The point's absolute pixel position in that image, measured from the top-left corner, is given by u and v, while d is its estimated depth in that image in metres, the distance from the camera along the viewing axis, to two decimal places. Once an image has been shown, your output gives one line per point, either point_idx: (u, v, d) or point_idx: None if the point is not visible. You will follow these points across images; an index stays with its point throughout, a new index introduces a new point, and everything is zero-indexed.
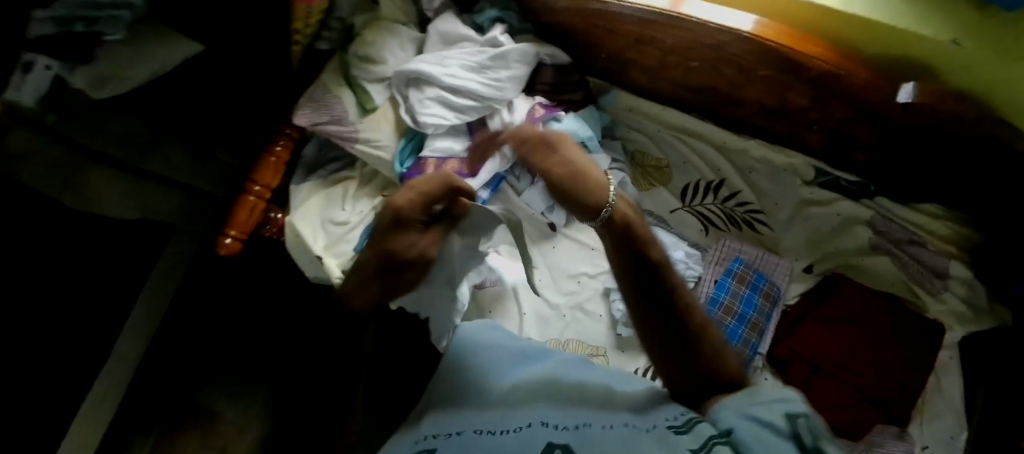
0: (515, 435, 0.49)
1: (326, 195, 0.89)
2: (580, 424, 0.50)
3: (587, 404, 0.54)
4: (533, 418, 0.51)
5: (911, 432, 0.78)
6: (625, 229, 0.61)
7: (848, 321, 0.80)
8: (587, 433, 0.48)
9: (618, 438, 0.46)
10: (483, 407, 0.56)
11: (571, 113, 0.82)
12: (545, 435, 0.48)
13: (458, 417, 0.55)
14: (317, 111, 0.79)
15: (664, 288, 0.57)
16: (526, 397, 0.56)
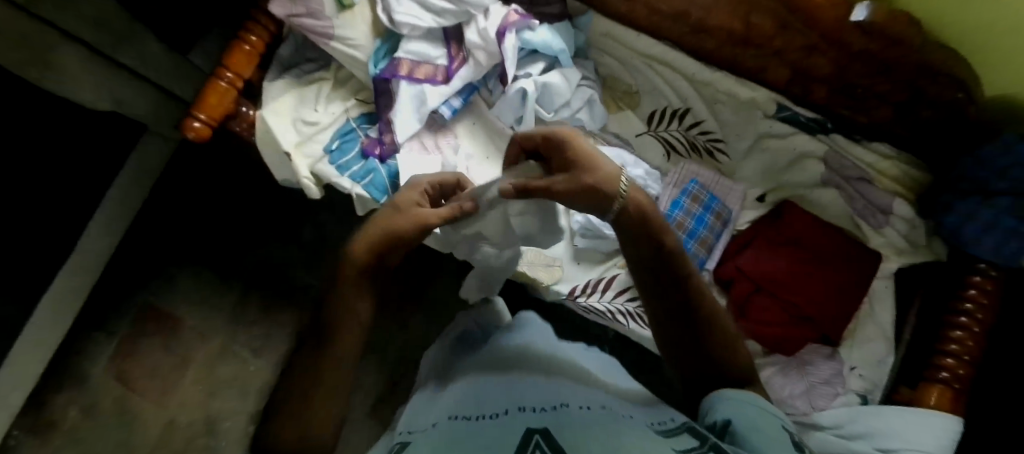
0: (491, 420, 0.45)
1: (298, 95, 0.90)
2: (560, 405, 0.47)
3: (568, 389, 0.51)
4: (509, 405, 0.47)
5: (841, 354, 0.84)
6: (638, 212, 0.57)
7: (793, 245, 0.83)
8: (566, 412, 0.44)
9: (598, 418, 0.43)
10: (469, 397, 0.52)
11: (546, 25, 0.83)
12: (520, 417, 0.44)
13: (447, 405, 0.52)
14: (290, 1, 0.80)
15: (674, 275, 0.56)
16: (512, 383, 0.53)
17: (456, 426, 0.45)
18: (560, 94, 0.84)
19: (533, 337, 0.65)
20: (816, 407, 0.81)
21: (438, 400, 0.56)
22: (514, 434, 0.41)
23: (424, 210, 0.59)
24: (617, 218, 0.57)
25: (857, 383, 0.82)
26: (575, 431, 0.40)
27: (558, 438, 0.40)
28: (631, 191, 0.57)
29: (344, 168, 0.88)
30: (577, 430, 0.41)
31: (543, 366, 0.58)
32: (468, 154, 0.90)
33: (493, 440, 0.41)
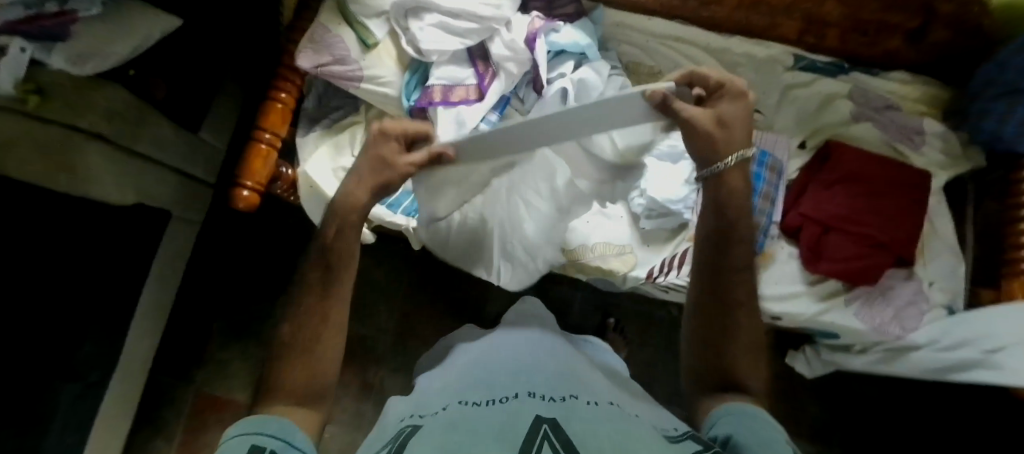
0: (502, 405, 0.43)
1: (333, 144, 0.89)
2: (570, 395, 0.45)
3: (579, 383, 0.49)
4: (518, 390, 0.46)
5: (917, 273, 0.86)
6: (724, 197, 0.60)
7: (849, 181, 0.85)
8: (573, 406, 0.43)
9: (606, 416, 0.42)
10: (480, 382, 0.50)
11: (569, 25, 0.86)
12: (530, 404, 0.43)
13: (455, 391, 0.49)
14: (318, 51, 0.81)
15: (722, 267, 0.58)
16: (530, 368, 0.51)
17: (467, 411, 0.43)
18: (596, 89, 0.85)
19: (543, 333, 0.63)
20: (911, 329, 0.83)
21: (440, 387, 0.52)
22: (523, 419, 0.40)
23: (409, 158, 0.58)
24: (722, 179, 0.59)
25: (939, 295, 0.85)
26: (583, 425, 0.40)
27: (564, 430, 0.39)
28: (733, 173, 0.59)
29: (395, 205, 0.87)
30: (586, 423, 0.40)
31: (552, 353, 0.56)
32: None
33: (501, 428, 0.40)
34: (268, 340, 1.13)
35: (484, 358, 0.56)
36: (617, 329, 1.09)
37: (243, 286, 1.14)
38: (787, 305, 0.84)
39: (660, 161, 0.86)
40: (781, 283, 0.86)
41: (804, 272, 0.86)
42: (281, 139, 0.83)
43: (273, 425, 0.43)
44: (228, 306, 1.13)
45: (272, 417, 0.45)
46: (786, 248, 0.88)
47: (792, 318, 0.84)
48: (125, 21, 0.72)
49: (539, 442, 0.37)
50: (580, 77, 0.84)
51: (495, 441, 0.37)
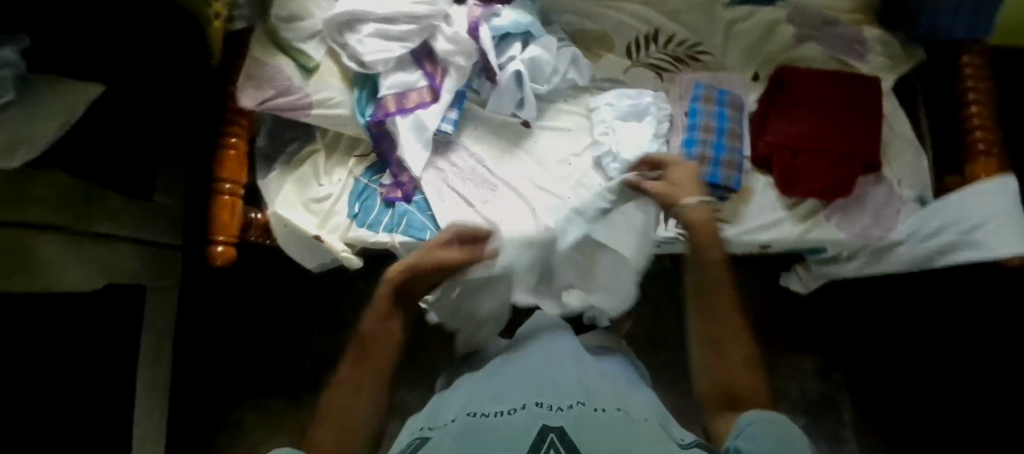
0: (510, 417, 0.45)
1: (297, 178, 0.86)
2: (576, 403, 0.47)
3: (589, 385, 0.51)
4: (525, 399, 0.47)
5: (885, 175, 0.89)
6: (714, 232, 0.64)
7: (806, 101, 0.88)
8: (582, 416, 0.45)
9: (615, 428, 0.44)
10: (488, 393, 0.50)
11: (507, 8, 0.85)
12: (539, 415, 0.44)
13: (463, 401, 0.51)
14: (258, 88, 0.78)
15: (712, 297, 0.56)
16: (543, 370, 0.53)
17: (474, 429, 0.44)
18: (547, 65, 0.85)
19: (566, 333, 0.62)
20: (890, 228, 0.88)
21: (452, 397, 0.54)
22: (527, 436, 0.42)
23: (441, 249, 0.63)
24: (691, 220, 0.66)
25: (909, 191, 0.89)
26: (587, 441, 0.41)
27: (571, 448, 0.40)
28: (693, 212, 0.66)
29: (376, 224, 0.86)
30: (594, 438, 0.42)
31: (569, 352, 0.57)
32: (480, 156, 0.90)
33: (504, 446, 0.41)
34: (277, 387, 1.11)
35: (495, 367, 0.57)
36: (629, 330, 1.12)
37: (238, 340, 1.11)
38: (773, 231, 0.87)
39: (625, 121, 0.87)
40: (764, 213, 0.88)
41: (781, 197, 0.89)
42: (243, 185, 0.80)
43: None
44: (228, 364, 1.10)
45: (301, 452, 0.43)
46: (761, 179, 0.90)
47: (781, 243, 0.87)
48: (46, 104, 0.60)
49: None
50: (531, 56, 0.84)
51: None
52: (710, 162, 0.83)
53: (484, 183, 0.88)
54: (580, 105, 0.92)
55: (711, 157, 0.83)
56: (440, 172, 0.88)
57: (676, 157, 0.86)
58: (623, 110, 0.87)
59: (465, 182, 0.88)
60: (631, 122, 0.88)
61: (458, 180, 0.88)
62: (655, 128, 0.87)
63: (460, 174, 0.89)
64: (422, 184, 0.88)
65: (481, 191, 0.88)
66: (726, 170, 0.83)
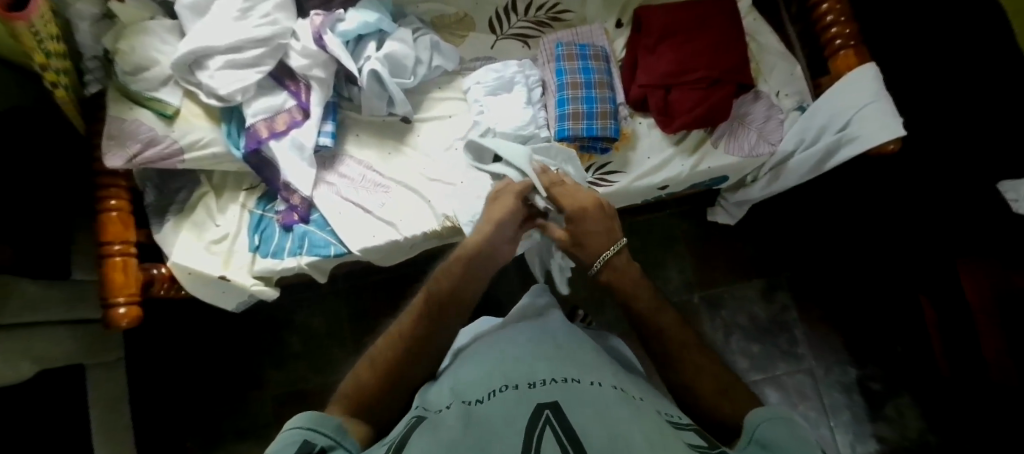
0: (501, 396, 0.46)
1: (192, 224, 0.86)
2: (572, 379, 0.48)
3: (582, 365, 0.52)
4: (518, 378, 0.48)
5: (762, 91, 0.91)
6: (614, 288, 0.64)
7: (666, 37, 0.89)
8: (570, 389, 0.46)
9: (604, 400, 0.44)
10: (478, 379, 0.51)
11: (352, 9, 0.86)
12: (530, 392, 0.45)
13: (455, 388, 0.51)
14: (123, 146, 0.76)
15: (653, 337, 0.58)
16: (543, 352, 0.54)
17: (469, 414, 0.44)
18: (409, 57, 0.86)
19: (556, 321, 0.65)
20: (778, 140, 0.88)
21: (441, 383, 0.54)
22: (524, 408, 0.42)
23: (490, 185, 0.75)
24: (613, 273, 0.65)
25: (788, 102, 0.90)
26: (585, 407, 0.42)
27: (568, 414, 0.41)
28: (609, 275, 0.65)
29: (280, 250, 0.86)
30: (586, 408, 0.42)
31: (565, 335, 0.60)
32: (368, 163, 0.90)
33: (503, 421, 0.41)
34: (242, 430, 1.11)
35: (488, 350, 0.57)
36: (589, 321, 1.02)
37: (196, 394, 1.12)
38: (667, 169, 0.88)
39: (496, 94, 0.89)
40: (654, 152, 0.89)
41: (665, 137, 0.90)
42: (133, 243, 0.80)
43: (330, 424, 0.44)
44: (191, 419, 1.11)
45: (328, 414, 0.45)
46: (642, 120, 0.92)
47: (677, 180, 0.88)
48: None
49: (542, 427, 0.39)
50: (387, 54, 0.85)
51: (502, 438, 0.39)
52: (584, 116, 0.86)
53: (377, 187, 0.89)
54: (455, 91, 0.94)
55: (584, 112, 0.86)
56: (332, 184, 0.89)
57: (552, 116, 0.89)
58: (491, 84, 0.89)
59: (360, 190, 0.88)
60: (502, 96, 0.90)
61: (349, 190, 0.88)
62: (527, 96, 0.90)
63: (352, 184, 0.89)
64: (314, 202, 0.87)
65: (375, 194, 0.88)
66: (602, 120, 0.86)
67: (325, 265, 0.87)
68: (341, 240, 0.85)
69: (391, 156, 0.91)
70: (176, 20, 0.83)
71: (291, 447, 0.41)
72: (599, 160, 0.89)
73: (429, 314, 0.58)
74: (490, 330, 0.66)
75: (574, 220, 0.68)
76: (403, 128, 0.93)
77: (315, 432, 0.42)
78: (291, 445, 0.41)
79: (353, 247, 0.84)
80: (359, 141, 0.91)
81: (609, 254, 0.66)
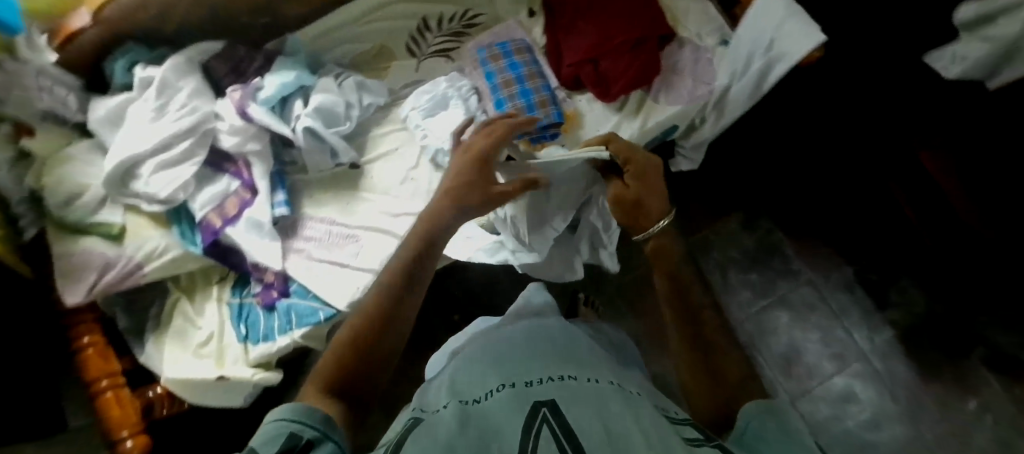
0: (500, 395, 0.45)
1: (173, 335, 0.83)
2: (567, 376, 0.48)
3: (580, 364, 0.51)
4: (514, 377, 0.48)
5: (684, 37, 0.94)
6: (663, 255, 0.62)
7: (581, 12, 0.91)
8: (569, 386, 0.45)
9: (601, 395, 0.44)
10: (473, 379, 0.50)
11: (268, 74, 0.85)
12: (528, 391, 0.45)
13: (452, 386, 0.50)
14: (78, 281, 0.74)
15: None
16: (539, 354, 0.53)
17: (467, 411, 0.43)
18: (338, 104, 0.85)
19: (551, 321, 0.64)
20: (712, 78, 0.90)
21: (437, 386, 0.52)
22: (522, 407, 0.42)
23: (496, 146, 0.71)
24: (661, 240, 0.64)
25: (711, 39, 0.92)
26: (583, 402, 0.41)
27: (564, 411, 0.40)
28: (655, 241, 0.64)
29: (269, 331, 0.83)
30: (582, 401, 0.41)
31: (552, 335, 0.60)
32: (331, 218, 0.89)
33: (502, 419, 0.40)
34: None
35: (481, 352, 0.56)
36: (591, 301, 1.03)
37: None
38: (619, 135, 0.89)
39: (434, 114, 0.89)
40: (601, 124, 0.90)
41: (607, 106, 0.91)
42: (121, 372, 0.77)
43: (318, 413, 0.36)
44: None
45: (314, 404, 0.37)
46: (581, 98, 0.93)
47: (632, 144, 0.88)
48: None
49: (540, 423, 0.38)
50: (316, 107, 0.84)
51: (501, 437, 0.38)
52: (524, 110, 0.87)
53: (347, 238, 0.87)
54: (394, 123, 0.93)
55: (523, 106, 0.86)
56: (301, 250, 0.87)
57: (494, 119, 0.89)
58: (427, 105, 0.89)
59: (331, 246, 0.87)
60: (441, 114, 0.89)
61: (321, 250, 0.87)
62: (465, 107, 0.89)
63: (321, 244, 0.87)
64: (289, 273, 0.85)
65: (347, 246, 0.87)
66: (543, 109, 0.86)
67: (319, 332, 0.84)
68: (326, 302, 0.83)
69: (351, 204, 0.90)
70: (94, 137, 0.80)
71: (274, 444, 0.34)
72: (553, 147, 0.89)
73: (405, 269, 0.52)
74: (482, 333, 0.65)
75: (638, 178, 0.67)
76: (355, 174, 0.91)
77: (302, 423, 0.35)
78: (277, 440, 0.34)
79: (341, 305, 0.83)
80: (316, 199, 0.90)
81: (662, 223, 0.65)
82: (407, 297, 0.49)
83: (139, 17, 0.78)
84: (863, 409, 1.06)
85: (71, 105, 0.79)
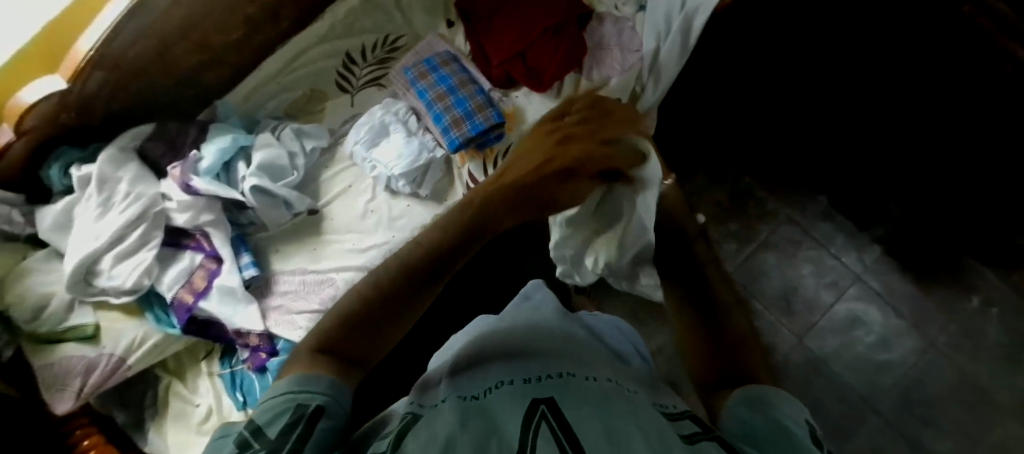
0: (498, 394, 0.39)
1: (173, 418, 0.82)
2: (567, 373, 0.42)
3: (575, 359, 0.47)
4: (513, 376, 0.41)
5: (601, 12, 0.93)
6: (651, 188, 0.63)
7: (496, 12, 0.92)
8: (570, 382, 0.40)
9: (602, 391, 0.39)
10: (470, 379, 0.43)
11: (204, 144, 0.86)
12: (527, 387, 0.39)
13: (452, 378, 0.44)
14: (64, 388, 0.73)
15: None
16: (539, 350, 0.47)
17: (463, 408, 0.37)
18: (280, 155, 0.87)
19: (548, 313, 0.58)
20: (640, 43, 0.89)
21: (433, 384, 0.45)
22: (518, 407, 0.36)
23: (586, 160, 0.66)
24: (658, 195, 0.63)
25: (629, 7, 0.92)
26: (579, 397, 0.37)
27: (565, 409, 0.35)
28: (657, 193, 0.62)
29: (265, 393, 0.82)
30: (586, 402, 0.36)
31: (551, 335, 0.52)
32: (302, 268, 0.88)
33: (498, 420, 0.35)
34: None
35: (477, 349, 0.49)
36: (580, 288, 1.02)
37: None
38: None
39: (377, 143, 0.90)
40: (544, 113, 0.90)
41: (545, 95, 0.91)
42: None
43: (323, 380, 0.35)
44: None
45: (315, 370, 0.36)
46: (518, 93, 0.93)
47: None
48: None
49: (538, 423, 0.33)
50: (258, 164, 0.85)
51: (498, 435, 0.33)
52: (463, 119, 0.87)
53: (322, 284, 0.86)
54: (342, 161, 0.93)
55: (461, 115, 0.87)
56: (280, 307, 0.86)
57: (437, 134, 0.90)
58: (367, 137, 0.90)
59: (308, 296, 0.86)
60: (384, 141, 0.90)
61: (299, 302, 0.85)
62: (405, 129, 0.90)
63: (299, 296, 0.86)
64: (273, 332, 0.84)
65: (324, 292, 0.86)
66: (481, 113, 0.87)
67: None
68: None
69: (319, 250, 0.89)
70: (49, 246, 0.81)
71: (277, 415, 0.33)
72: (499, 147, 0.89)
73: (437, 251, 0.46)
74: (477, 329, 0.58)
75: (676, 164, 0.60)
76: (316, 219, 0.91)
77: (309, 393, 0.34)
78: (283, 414, 0.33)
79: None
80: (284, 253, 0.90)
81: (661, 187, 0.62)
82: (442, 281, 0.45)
83: (55, 122, 0.76)
84: (869, 331, 1.05)
85: (17, 220, 0.79)
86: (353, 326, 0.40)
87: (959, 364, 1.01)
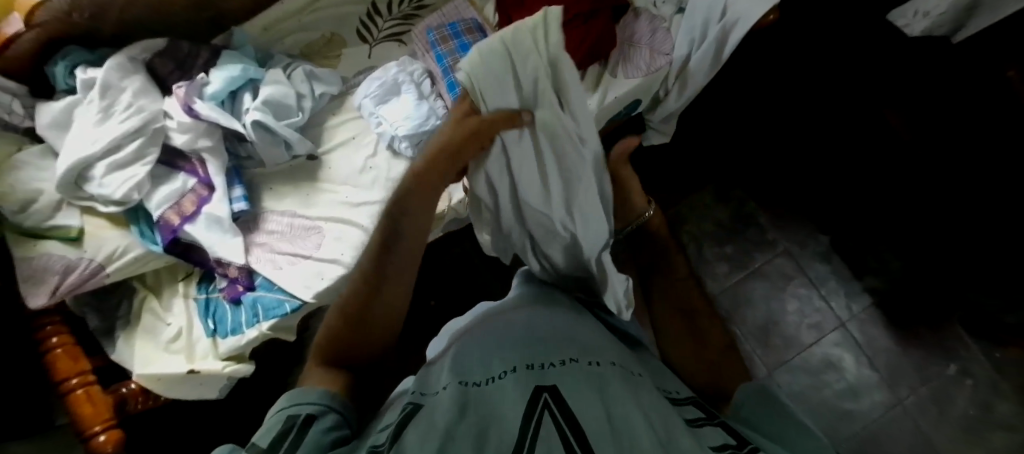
0: (502, 381, 0.40)
1: (144, 334, 0.82)
2: (569, 359, 0.42)
3: (575, 340, 0.46)
4: (516, 361, 0.42)
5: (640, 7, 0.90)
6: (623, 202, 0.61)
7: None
8: (571, 369, 0.40)
9: (605, 381, 0.39)
10: (475, 362, 0.44)
11: (213, 69, 0.86)
12: (530, 375, 0.40)
13: (453, 362, 0.45)
14: (40, 283, 0.74)
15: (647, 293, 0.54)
16: (545, 331, 0.47)
17: (472, 399, 0.38)
18: (286, 95, 0.86)
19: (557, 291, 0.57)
20: (670, 48, 0.86)
21: (440, 366, 0.46)
22: (522, 395, 0.38)
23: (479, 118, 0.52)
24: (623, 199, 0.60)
25: (668, 7, 0.89)
26: (584, 386, 0.38)
27: (566, 399, 0.37)
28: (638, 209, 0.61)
29: (235, 326, 0.82)
30: (587, 395, 0.37)
31: (566, 316, 0.51)
32: (292, 212, 0.88)
33: (506, 411, 0.36)
34: None
35: (483, 333, 0.49)
36: None
37: None
38: None
39: (386, 101, 0.88)
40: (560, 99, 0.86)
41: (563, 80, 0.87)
42: (91, 372, 0.75)
43: (318, 394, 0.41)
44: None
45: (311, 387, 0.42)
46: None
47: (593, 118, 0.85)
48: None
49: (540, 413, 0.35)
50: (264, 100, 0.84)
51: (499, 428, 0.34)
52: None
53: (310, 230, 0.86)
54: (349, 111, 0.93)
55: None
56: (265, 245, 0.86)
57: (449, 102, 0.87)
58: (379, 92, 0.88)
59: (293, 239, 0.86)
60: (392, 100, 0.89)
61: (283, 243, 0.86)
62: (418, 91, 0.89)
63: (284, 238, 0.86)
64: (252, 268, 0.84)
65: (310, 238, 0.86)
66: None
67: (285, 325, 0.84)
68: (292, 295, 0.82)
69: (311, 195, 0.89)
70: (44, 143, 0.80)
71: (272, 429, 0.38)
72: None
73: (393, 247, 0.49)
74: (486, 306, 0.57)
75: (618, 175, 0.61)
76: (314, 164, 0.91)
77: (298, 405, 0.39)
78: (276, 425, 0.38)
79: (306, 297, 0.82)
80: (276, 193, 0.89)
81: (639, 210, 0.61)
82: (392, 268, 0.48)
83: (67, 22, 0.80)
84: (843, 377, 1.05)
85: (17, 111, 0.80)
86: (340, 340, 0.46)
87: (922, 426, 1.01)
